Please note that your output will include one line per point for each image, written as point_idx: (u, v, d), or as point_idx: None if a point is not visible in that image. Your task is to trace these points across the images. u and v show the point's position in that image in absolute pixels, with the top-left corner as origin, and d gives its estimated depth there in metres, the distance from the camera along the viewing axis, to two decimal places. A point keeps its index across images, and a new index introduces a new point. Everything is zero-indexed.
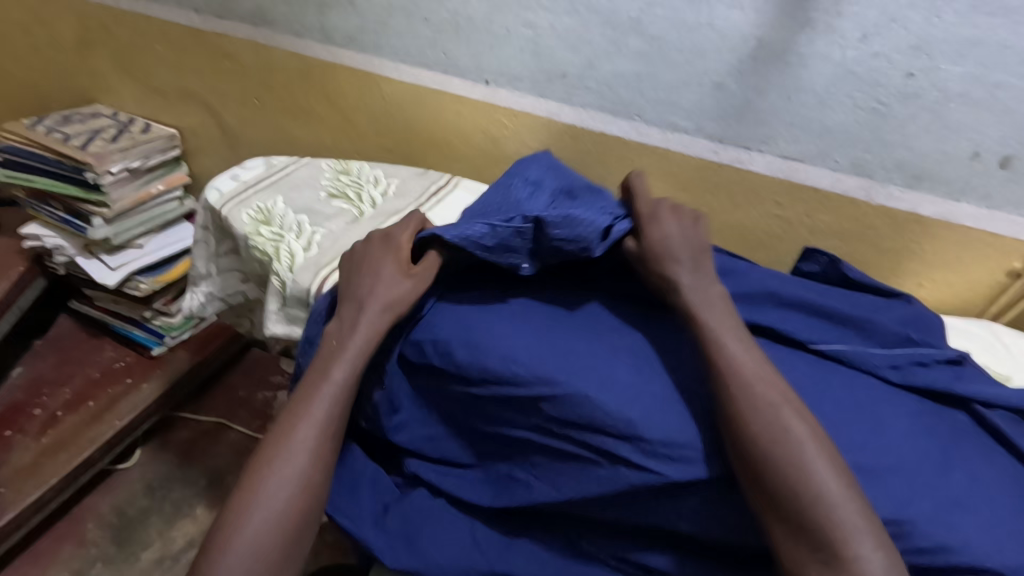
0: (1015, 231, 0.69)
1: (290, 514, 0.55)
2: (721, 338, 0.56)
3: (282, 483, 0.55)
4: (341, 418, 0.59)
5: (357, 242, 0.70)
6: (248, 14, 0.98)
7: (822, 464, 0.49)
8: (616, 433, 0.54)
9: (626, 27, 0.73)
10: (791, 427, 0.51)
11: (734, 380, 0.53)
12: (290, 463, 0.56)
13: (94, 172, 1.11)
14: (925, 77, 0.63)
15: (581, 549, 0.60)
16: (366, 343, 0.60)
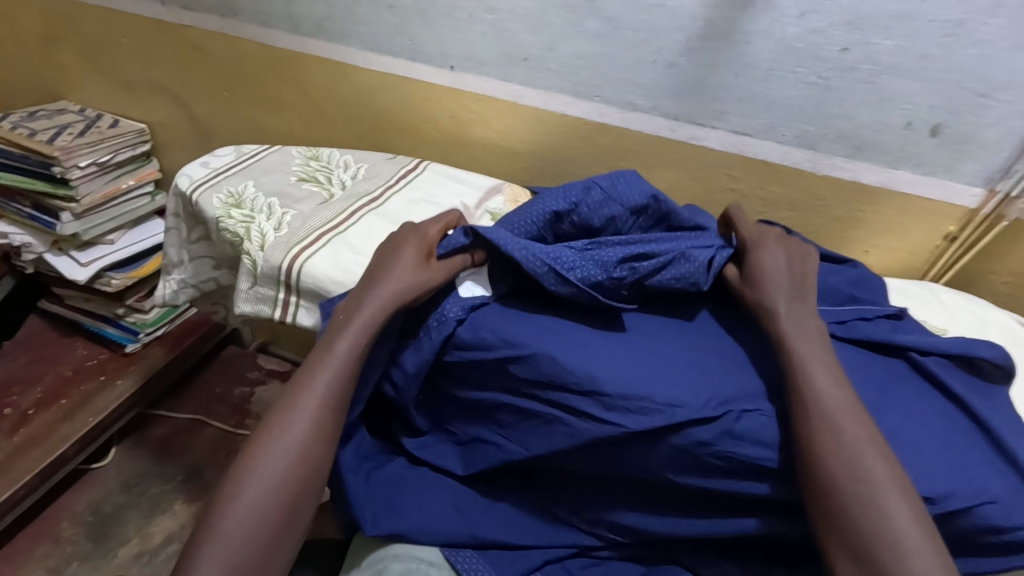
0: (948, 196, 0.74)
1: (290, 482, 0.55)
2: (811, 369, 0.55)
3: (285, 451, 0.55)
4: (341, 397, 0.59)
5: (404, 231, 0.68)
6: (215, 6, 0.99)
7: (901, 508, 0.48)
8: (577, 389, 0.57)
9: (583, 9, 0.76)
10: (862, 441, 0.51)
11: (818, 414, 0.52)
12: (289, 441, 0.56)
13: (61, 167, 1.10)
14: (859, 51, 0.68)
15: (556, 514, 0.63)
16: (373, 320, 0.60)
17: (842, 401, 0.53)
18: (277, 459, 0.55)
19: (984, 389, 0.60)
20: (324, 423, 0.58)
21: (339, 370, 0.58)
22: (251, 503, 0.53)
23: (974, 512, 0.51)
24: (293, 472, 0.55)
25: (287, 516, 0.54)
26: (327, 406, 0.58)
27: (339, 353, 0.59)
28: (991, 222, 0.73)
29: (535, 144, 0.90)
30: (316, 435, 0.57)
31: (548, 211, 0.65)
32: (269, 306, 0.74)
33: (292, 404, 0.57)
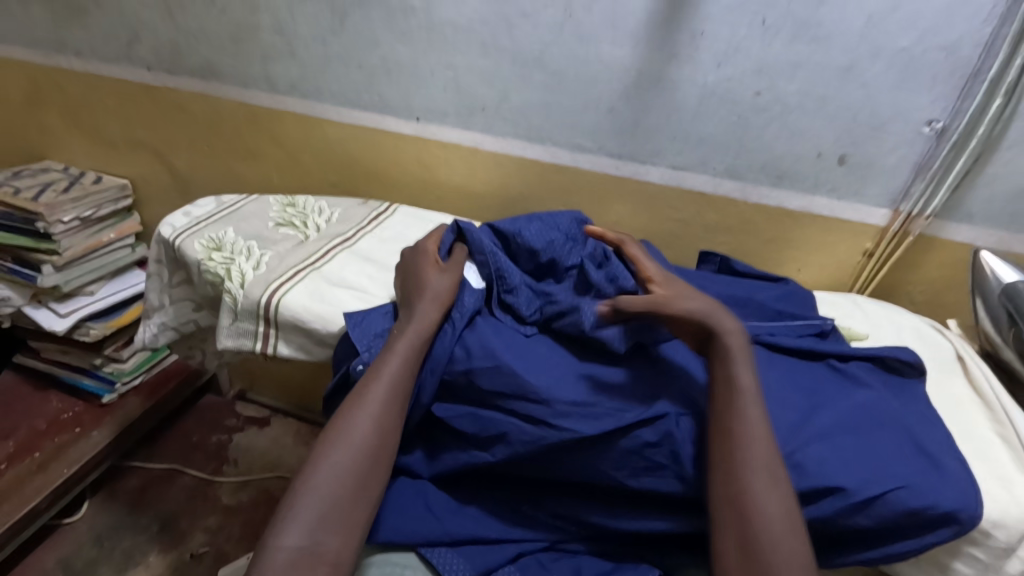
0: (860, 216, 0.83)
1: (371, 447, 0.60)
2: (741, 390, 0.59)
3: (362, 422, 0.61)
4: (401, 401, 0.63)
5: (411, 253, 0.77)
6: (197, 69, 1.07)
7: (779, 510, 0.53)
8: (533, 398, 0.62)
9: (532, 64, 0.86)
10: (766, 488, 0.54)
11: (732, 425, 0.57)
12: (354, 441, 0.60)
13: (45, 222, 1.14)
14: (769, 94, 0.78)
15: (524, 514, 0.67)
16: (426, 330, 0.67)
17: (759, 420, 0.57)
18: (355, 431, 0.60)
19: (900, 386, 0.66)
20: (395, 402, 0.63)
21: (409, 353, 0.65)
22: (332, 470, 0.58)
23: (888, 498, 0.55)
24: (372, 440, 0.60)
25: (364, 482, 0.59)
26: (397, 386, 0.63)
27: (410, 337, 0.66)
28: (899, 237, 0.83)
29: (496, 184, 0.98)
30: (391, 410, 0.62)
31: (500, 230, 0.76)
32: (250, 340, 0.78)
33: (367, 383, 0.63)
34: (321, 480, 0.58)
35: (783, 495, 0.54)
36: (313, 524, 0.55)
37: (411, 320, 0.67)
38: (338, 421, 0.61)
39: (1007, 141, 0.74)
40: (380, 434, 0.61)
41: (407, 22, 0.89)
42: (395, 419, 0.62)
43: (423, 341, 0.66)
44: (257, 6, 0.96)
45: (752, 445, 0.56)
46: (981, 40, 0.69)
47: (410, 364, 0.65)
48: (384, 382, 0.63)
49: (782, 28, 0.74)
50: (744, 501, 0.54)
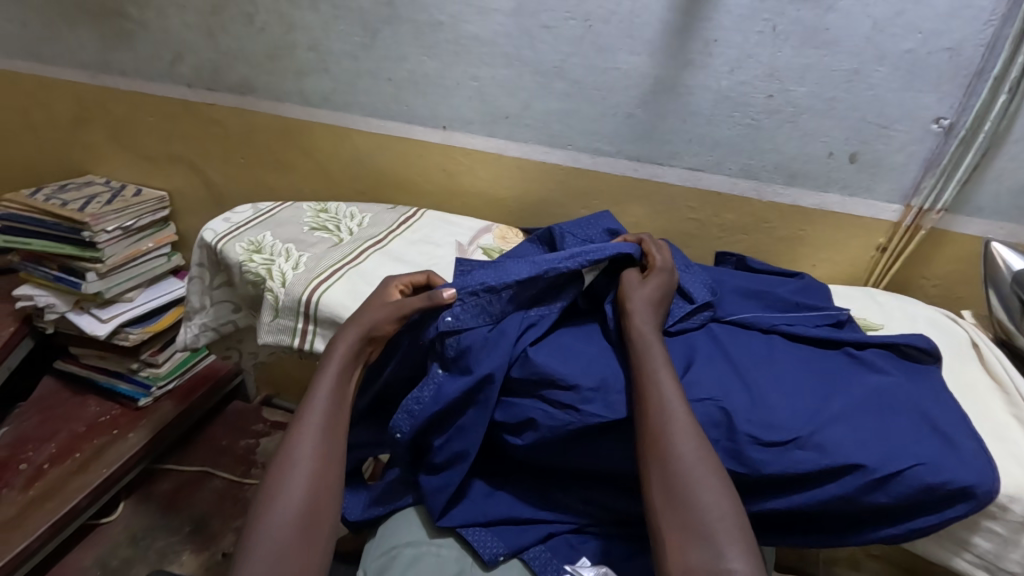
0: (873, 212, 0.86)
1: (316, 464, 0.63)
2: (657, 375, 0.62)
3: (306, 447, 0.64)
4: (335, 416, 0.67)
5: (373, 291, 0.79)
6: (234, 85, 1.13)
7: (710, 482, 0.56)
8: (562, 384, 0.64)
9: (553, 74, 0.91)
10: (701, 453, 0.57)
11: (654, 408, 0.60)
12: (300, 461, 0.63)
13: (91, 232, 1.20)
14: (781, 96, 0.82)
15: (555, 500, 0.70)
16: (348, 350, 0.72)
17: (681, 399, 0.60)
18: (294, 470, 0.62)
19: (916, 371, 0.68)
20: (327, 434, 0.66)
21: (332, 386, 0.69)
22: (279, 510, 0.60)
23: (908, 474, 0.57)
24: (317, 459, 0.63)
25: (315, 514, 0.61)
26: (327, 419, 0.67)
27: (329, 373, 0.70)
28: (912, 232, 0.86)
29: (519, 189, 1.02)
30: (326, 441, 0.65)
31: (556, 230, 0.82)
32: (289, 335, 0.83)
33: (296, 425, 0.66)
34: (272, 522, 0.59)
35: (710, 461, 0.57)
36: (271, 565, 0.56)
37: (328, 360, 0.71)
38: (276, 465, 0.63)
39: (1013, 136, 0.77)
40: (322, 467, 0.63)
41: (433, 36, 0.95)
42: (332, 449, 0.65)
43: (341, 375, 0.70)
44: (293, 25, 1.02)
45: (675, 419, 0.59)
46: (984, 41, 0.72)
47: (336, 396, 0.69)
48: (312, 419, 0.66)
49: (791, 34, 0.78)
50: (674, 468, 0.57)
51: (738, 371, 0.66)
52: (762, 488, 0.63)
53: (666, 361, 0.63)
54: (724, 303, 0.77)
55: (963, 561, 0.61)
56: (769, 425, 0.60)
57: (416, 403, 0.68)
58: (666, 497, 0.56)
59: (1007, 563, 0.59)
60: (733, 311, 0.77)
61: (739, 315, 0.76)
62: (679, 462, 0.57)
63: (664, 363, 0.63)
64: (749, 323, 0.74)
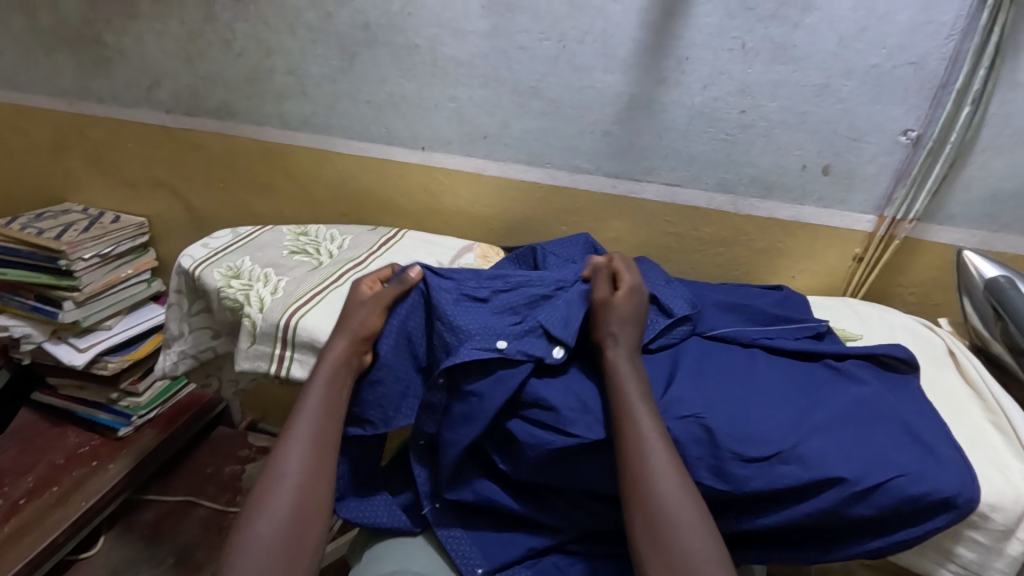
0: (848, 223, 0.87)
1: (302, 494, 0.61)
2: (632, 408, 0.61)
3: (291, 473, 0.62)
4: (324, 435, 0.65)
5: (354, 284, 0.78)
6: (213, 110, 1.13)
7: (697, 522, 0.56)
8: (543, 405, 0.64)
9: (529, 93, 0.92)
10: (672, 490, 0.57)
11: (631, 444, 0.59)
12: (285, 485, 0.61)
13: (67, 259, 1.18)
14: (753, 111, 0.83)
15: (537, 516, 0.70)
16: (343, 348, 0.69)
17: (660, 435, 0.59)
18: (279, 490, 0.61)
19: (895, 380, 0.69)
20: (317, 449, 0.64)
21: (325, 395, 0.67)
22: (265, 529, 0.58)
23: (889, 486, 0.57)
24: (303, 485, 0.61)
25: (302, 531, 0.59)
26: (317, 433, 0.65)
27: (321, 381, 0.68)
28: (886, 241, 0.87)
29: (499, 208, 1.03)
30: (317, 456, 0.64)
31: (529, 247, 0.85)
32: (266, 362, 0.82)
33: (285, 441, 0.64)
34: (254, 542, 0.57)
35: (691, 499, 0.57)
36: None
37: (322, 361, 0.69)
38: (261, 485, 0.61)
39: (980, 146, 0.79)
40: (311, 483, 0.62)
41: (411, 59, 0.95)
42: (322, 464, 0.64)
43: (337, 378, 0.68)
44: (270, 49, 1.02)
45: (653, 458, 0.58)
46: (947, 54, 0.74)
47: (326, 405, 0.67)
48: (302, 434, 0.64)
49: (761, 51, 0.79)
50: (658, 506, 0.56)
51: (718, 384, 0.66)
52: (745, 505, 0.62)
53: (643, 394, 0.62)
54: (705, 318, 0.78)
55: (948, 571, 0.61)
56: (750, 439, 0.60)
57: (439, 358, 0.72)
58: (653, 535, 0.56)
59: (991, 572, 0.59)
60: (715, 326, 0.77)
61: (719, 329, 0.76)
62: (661, 504, 0.56)
63: (637, 398, 0.62)
64: (735, 339, 0.74)
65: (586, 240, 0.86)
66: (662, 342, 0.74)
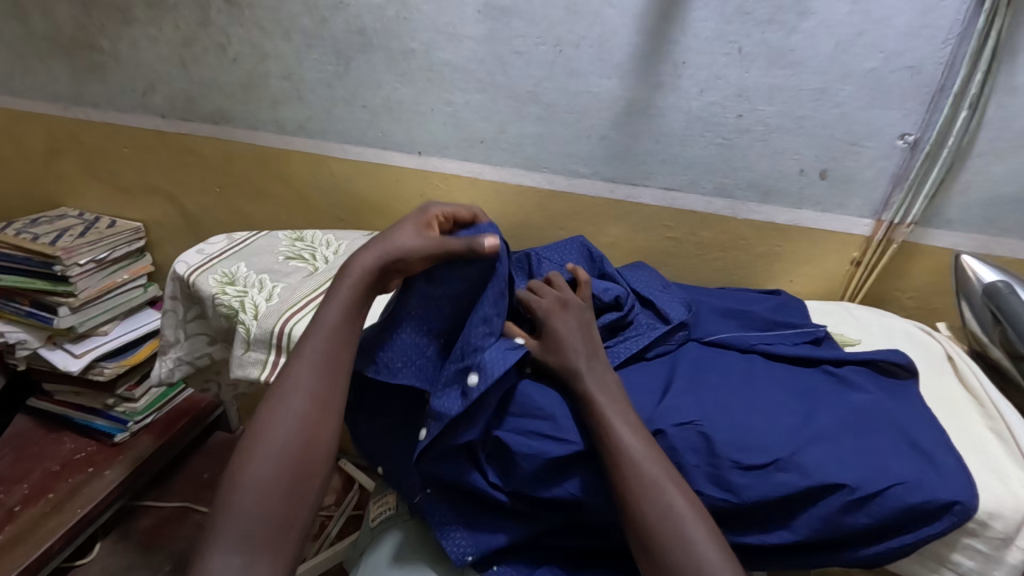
0: (846, 227, 0.87)
1: (303, 429, 0.58)
2: (611, 420, 0.60)
3: (292, 410, 0.59)
4: (333, 366, 0.62)
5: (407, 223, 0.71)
6: (208, 115, 1.12)
7: (696, 527, 0.55)
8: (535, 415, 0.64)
9: (526, 98, 0.91)
10: (668, 498, 0.56)
11: (615, 458, 0.58)
12: (286, 418, 0.58)
13: (63, 265, 1.17)
14: (750, 116, 0.83)
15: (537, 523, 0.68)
16: (361, 279, 0.67)
17: (644, 444, 0.59)
18: (284, 418, 0.58)
19: (893, 386, 0.68)
20: (324, 379, 0.61)
21: (337, 324, 0.64)
22: (269, 457, 0.56)
23: (888, 494, 0.56)
24: (307, 419, 0.59)
25: (302, 470, 0.56)
26: (323, 362, 0.62)
27: (336, 307, 0.65)
28: (884, 245, 0.87)
29: (496, 213, 1.02)
30: (322, 385, 0.61)
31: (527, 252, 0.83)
32: (259, 369, 0.81)
33: (289, 370, 0.62)
34: (259, 469, 0.55)
35: (685, 508, 0.56)
36: (258, 517, 0.52)
37: (334, 291, 0.66)
38: (264, 413, 0.59)
39: (978, 150, 0.78)
40: (316, 413, 0.59)
41: (407, 64, 0.95)
42: (330, 393, 0.61)
43: (350, 309, 0.66)
44: (265, 54, 1.02)
45: (642, 468, 0.57)
46: (944, 59, 0.74)
47: (339, 334, 0.64)
48: (309, 362, 0.62)
49: (758, 55, 0.79)
50: (650, 521, 0.56)
51: (715, 391, 0.66)
52: (746, 517, 0.62)
53: (620, 404, 0.61)
54: (701, 324, 0.77)
55: None
56: (748, 447, 0.60)
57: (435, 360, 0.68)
58: (650, 549, 0.56)
59: None
60: (711, 332, 0.77)
61: (716, 334, 0.76)
62: (659, 514, 0.56)
63: (610, 406, 0.61)
64: (732, 345, 0.74)
65: (584, 244, 0.86)
66: (659, 349, 0.73)
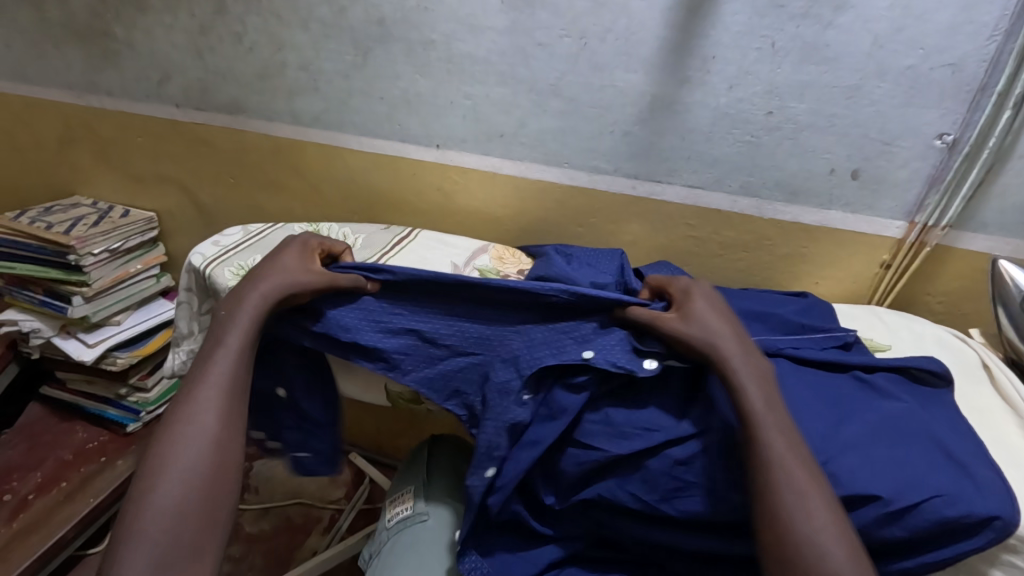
0: (876, 229, 0.85)
1: (212, 451, 0.61)
2: (764, 426, 0.56)
3: (200, 435, 0.61)
4: (239, 385, 0.65)
5: (284, 254, 0.74)
6: (224, 105, 1.11)
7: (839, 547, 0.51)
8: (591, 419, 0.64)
9: (548, 91, 0.89)
10: (816, 513, 0.52)
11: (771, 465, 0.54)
12: (194, 441, 0.60)
13: (76, 255, 1.17)
14: (781, 113, 0.81)
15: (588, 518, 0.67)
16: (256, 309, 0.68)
17: (794, 454, 0.55)
18: (189, 443, 0.60)
19: (927, 394, 0.66)
20: (230, 403, 0.64)
21: (240, 345, 0.67)
22: (176, 482, 0.58)
23: (924, 507, 0.55)
24: (216, 443, 0.61)
25: (214, 489, 0.59)
26: (229, 385, 0.65)
27: (238, 330, 0.67)
28: (916, 248, 0.84)
29: (514, 210, 1.00)
30: (230, 405, 0.64)
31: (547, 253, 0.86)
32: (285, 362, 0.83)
33: (193, 395, 0.63)
34: (167, 494, 0.57)
35: (840, 533, 0.51)
36: (167, 545, 0.55)
37: (231, 318, 0.68)
38: (166, 442, 0.60)
39: (1019, 151, 0.76)
40: (224, 436, 0.62)
41: (426, 55, 0.93)
42: (234, 417, 0.64)
43: (250, 333, 0.68)
44: (283, 44, 1.00)
45: (795, 478, 0.53)
46: (986, 56, 0.71)
47: (242, 355, 0.67)
48: (215, 383, 0.64)
49: (791, 51, 0.77)
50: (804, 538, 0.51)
51: None
52: None
53: (773, 411, 0.57)
54: None
55: None
56: None
57: (442, 371, 0.70)
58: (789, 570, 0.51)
59: None
60: None
61: None
62: (807, 527, 0.51)
63: (766, 409, 0.57)
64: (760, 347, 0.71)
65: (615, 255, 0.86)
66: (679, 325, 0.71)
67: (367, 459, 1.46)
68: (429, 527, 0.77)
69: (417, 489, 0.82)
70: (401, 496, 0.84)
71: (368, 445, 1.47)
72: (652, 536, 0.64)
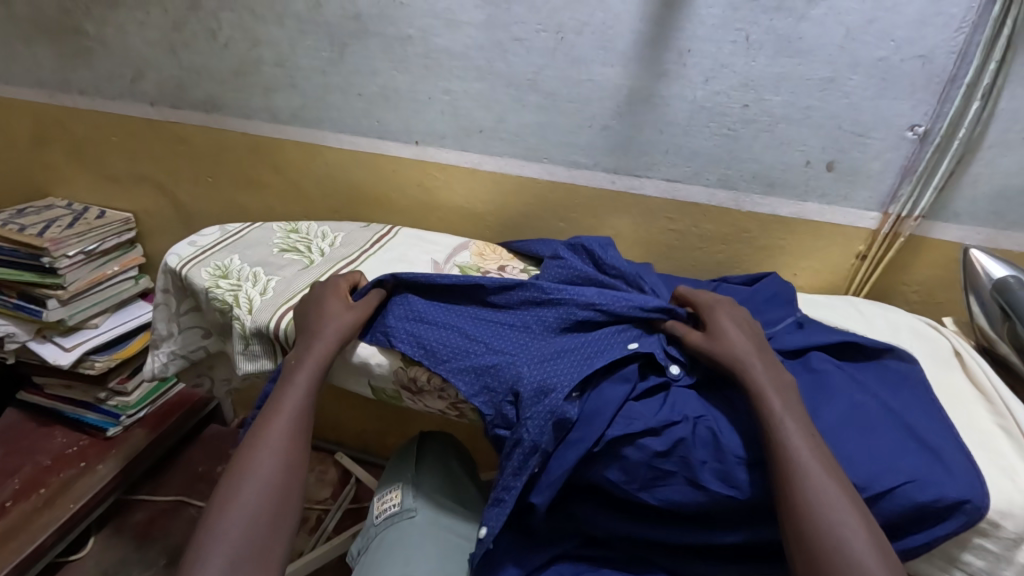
0: (852, 220, 0.86)
1: (278, 481, 0.61)
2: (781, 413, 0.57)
3: (271, 463, 0.62)
4: (308, 418, 0.67)
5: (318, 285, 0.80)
6: (200, 102, 1.09)
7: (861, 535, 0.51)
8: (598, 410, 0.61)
9: (526, 86, 0.89)
10: (833, 497, 0.53)
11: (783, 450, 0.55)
12: (264, 469, 0.61)
13: (51, 257, 1.14)
14: (757, 106, 0.81)
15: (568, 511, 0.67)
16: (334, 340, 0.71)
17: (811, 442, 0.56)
18: (263, 468, 0.61)
19: (900, 380, 0.67)
20: (299, 436, 0.65)
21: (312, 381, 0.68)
22: (253, 496, 0.59)
23: (896, 492, 0.55)
24: (283, 473, 0.62)
25: (277, 518, 0.59)
26: (300, 418, 0.66)
27: (311, 366, 0.69)
28: (890, 239, 0.86)
29: (495, 205, 1.00)
30: (300, 436, 0.65)
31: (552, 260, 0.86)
32: (269, 359, 0.81)
33: (267, 425, 0.65)
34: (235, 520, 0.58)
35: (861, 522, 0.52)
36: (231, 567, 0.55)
37: (308, 352, 0.70)
38: (243, 458, 0.62)
39: (988, 142, 0.77)
40: (291, 463, 0.63)
41: (404, 51, 0.92)
42: (301, 449, 0.65)
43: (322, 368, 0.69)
44: (258, 40, 0.99)
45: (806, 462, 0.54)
46: (956, 47, 0.72)
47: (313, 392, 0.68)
48: (288, 414, 0.66)
49: (765, 44, 0.77)
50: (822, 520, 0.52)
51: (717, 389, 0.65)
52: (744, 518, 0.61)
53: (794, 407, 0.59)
54: None
55: None
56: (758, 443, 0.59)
57: (474, 368, 0.66)
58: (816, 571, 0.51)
59: None
60: None
61: None
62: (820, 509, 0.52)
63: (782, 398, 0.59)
64: None
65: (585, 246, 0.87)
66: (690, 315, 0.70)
67: (353, 458, 1.46)
68: (417, 524, 0.76)
69: (405, 485, 0.82)
70: (388, 492, 0.83)
71: (353, 444, 1.47)
72: (632, 530, 0.65)
